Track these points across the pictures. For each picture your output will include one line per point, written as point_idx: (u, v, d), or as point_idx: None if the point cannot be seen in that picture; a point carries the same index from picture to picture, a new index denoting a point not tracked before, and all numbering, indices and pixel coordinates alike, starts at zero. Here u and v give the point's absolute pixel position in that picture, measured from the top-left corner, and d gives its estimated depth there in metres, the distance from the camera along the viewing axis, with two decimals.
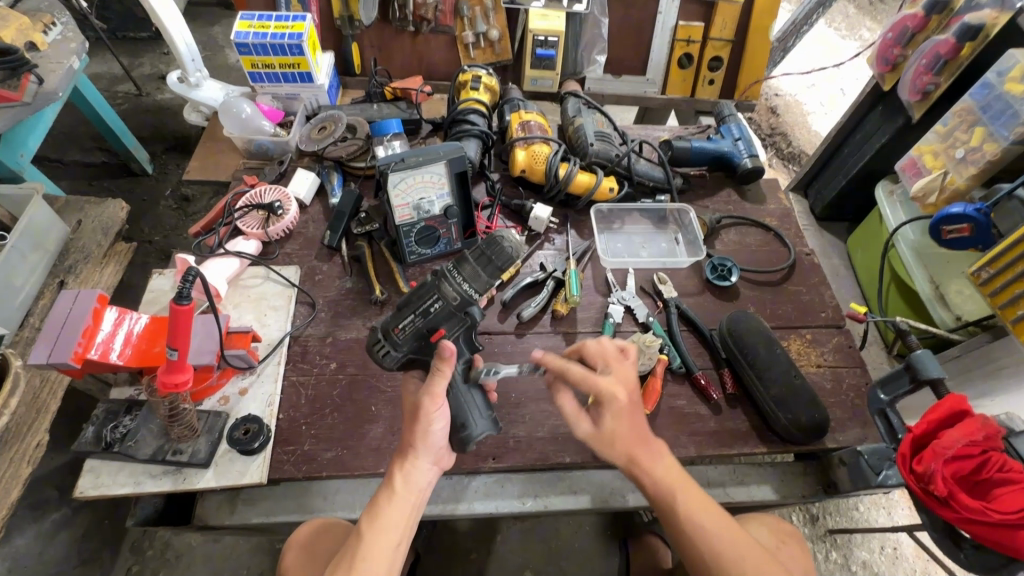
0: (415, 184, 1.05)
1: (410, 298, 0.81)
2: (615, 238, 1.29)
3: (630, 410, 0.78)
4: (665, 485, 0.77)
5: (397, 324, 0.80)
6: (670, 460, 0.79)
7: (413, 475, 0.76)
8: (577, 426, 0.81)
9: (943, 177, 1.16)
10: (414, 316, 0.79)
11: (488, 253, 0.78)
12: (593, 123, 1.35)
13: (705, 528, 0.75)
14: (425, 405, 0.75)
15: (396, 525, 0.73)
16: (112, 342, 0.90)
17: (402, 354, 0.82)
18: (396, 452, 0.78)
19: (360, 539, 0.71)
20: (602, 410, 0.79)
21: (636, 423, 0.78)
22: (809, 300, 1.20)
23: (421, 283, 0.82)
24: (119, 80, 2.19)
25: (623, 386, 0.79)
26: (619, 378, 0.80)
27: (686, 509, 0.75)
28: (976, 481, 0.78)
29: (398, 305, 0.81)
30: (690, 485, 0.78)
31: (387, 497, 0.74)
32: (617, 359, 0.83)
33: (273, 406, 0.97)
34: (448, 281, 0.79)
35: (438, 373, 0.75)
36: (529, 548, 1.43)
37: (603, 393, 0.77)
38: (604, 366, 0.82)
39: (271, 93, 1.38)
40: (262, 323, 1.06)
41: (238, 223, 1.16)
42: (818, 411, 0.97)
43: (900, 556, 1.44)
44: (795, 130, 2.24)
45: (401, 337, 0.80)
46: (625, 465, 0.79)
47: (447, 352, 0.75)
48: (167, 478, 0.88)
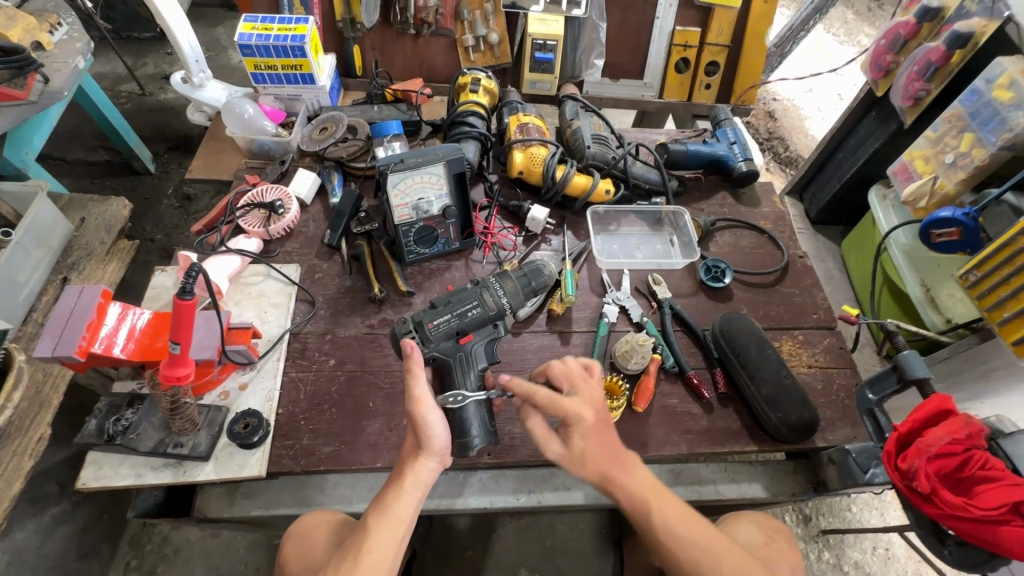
0: (414, 184, 1.07)
1: (450, 301, 0.94)
2: (611, 239, 1.31)
3: (598, 428, 0.77)
4: (639, 495, 0.78)
5: (432, 320, 0.91)
6: (641, 473, 0.79)
7: (420, 475, 0.77)
8: (549, 449, 0.79)
9: (933, 182, 1.18)
10: (451, 316, 0.92)
11: (526, 277, 1.01)
12: (590, 126, 1.37)
13: (682, 535, 0.77)
14: (416, 414, 0.75)
15: (402, 520, 0.74)
16: (115, 336, 0.92)
17: (430, 350, 0.90)
18: (403, 451, 0.80)
19: (367, 533, 0.73)
20: (570, 431, 0.77)
21: (607, 440, 0.78)
22: (802, 301, 1.22)
23: (461, 291, 0.97)
24: (123, 80, 2.21)
25: (590, 406, 0.77)
26: (586, 398, 0.79)
27: (662, 519, 0.77)
28: (959, 478, 0.79)
29: (438, 306, 0.94)
30: (662, 497, 0.79)
31: (394, 493, 0.76)
32: (582, 379, 0.81)
33: (272, 401, 0.99)
34: (489, 293, 0.96)
35: (408, 373, 0.76)
36: (525, 545, 1.45)
37: (569, 415, 0.76)
38: (569, 387, 0.81)
39: (273, 94, 1.40)
40: (262, 320, 1.08)
41: (240, 221, 1.18)
42: (808, 411, 0.99)
43: (892, 556, 1.46)
44: (793, 134, 2.27)
45: (435, 332, 0.90)
46: (599, 482, 0.78)
47: (408, 350, 0.76)
48: (167, 470, 0.90)
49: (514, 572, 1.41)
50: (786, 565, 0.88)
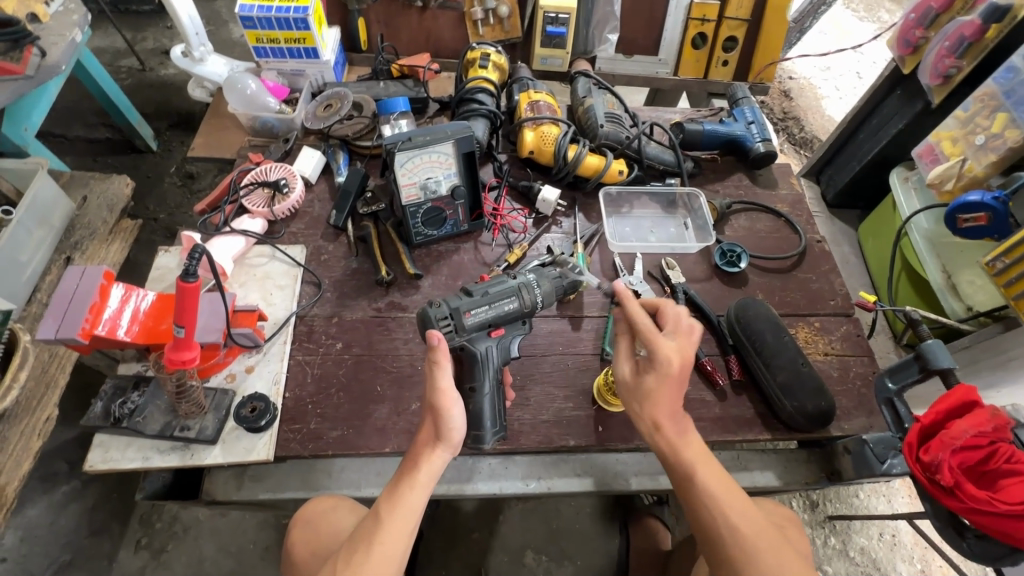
0: (423, 163, 1.04)
1: (488, 291, 0.89)
2: (623, 222, 1.28)
3: (675, 380, 0.79)
4: (688, 458, 0.77)
5: (469, 309, 0.86)
6: (695, 438, 0.80)
7: (434, 465, 0.76)
8: (619, 367, 0.85)
9: (961, 165, 1.14)
10: (489, 307, 0.87)
11: (560, 278, 0.96)
12: (603, 104, 1.33)
13: (722, 502, 0.74)
14: (438, 403, 0.76)
15: (413, 510, 0.74)
16: (119, 319, 0.90)
17: (460, 338, 0.86)
18: (417, 441, 0.78)
19: (380, 523, 0.72)
20: (648, 368, 0.80)
21: (678, 393, 0.79)
22: (819, 287, 1.19)
23: (500, 282, 0.92)
24: (122, 54, 2.16)
25: (680, 355, 0.80)
26: (678, 347, 0.80)
27: (705, 483, 0.76)
28: (983, 471, 0.77)
29: (474, 294, 0.89)
30: (710, 463, 0.78)
31: (407, 484, 0.75)
32: (686, 331, 0.82)
33: (279, 384, 0.97)
34: (528, 290, 0.91)
35: (433, 364, 0.76)
36: (531, 528, 1.45)
37: (656, 351, 0.79)
38: (670, 330, 0.83)
39: (276, 69, 1.35)
40: (268, 302, 1.06)
41: (243, 201, 1.16)
42: (824, 399, 0.97)
43: (898, 543, 1.45)
44: (808, 114, 2.20)
45: (470, 323, 0.86)
46: (649, 429, 0.81)
47: (436, 341, 0.76)
48: (174, 453, 0.89)
49: (520, 554, 1.41)
50: (806, 556, 0.85)
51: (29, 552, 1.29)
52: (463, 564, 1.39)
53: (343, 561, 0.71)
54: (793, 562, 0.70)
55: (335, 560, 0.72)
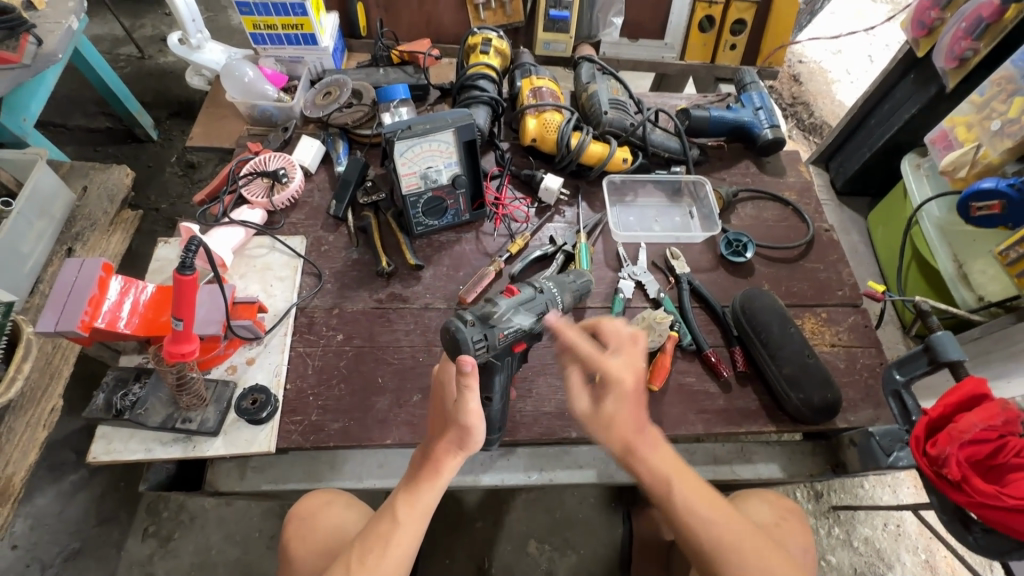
0: (422, 152, 1.02)
1: (517, 307, 0.84)
2: (627, 211, 1.26)
3: (635, 399, 0.77)
4: (661, 472, 0.77)
5: (505, 330, 0.81)
6: (665, 449, 0.79)
7: (451, 469, 0.77)
8: (576, 402, 0.80)
9: (976, 151, 1.11)
10: (522, 327, 0.83)
11: (574, 283, 0.96)
12: (607, 90, 1.30)
13: (704, 517, 0.76)
14: (468, 422, 0.73)
15: (426, 512, 0.75)
16: (118, 311, 0.89)
17: (488, 355, 0.80)
18: (435, 448, 0.76)
19: (397, 525, 0.74)
20: (605, 392, 0.78)
21: (639, 413, 0.78)
22: (826, 278, 1.16)
23: (527, 296, 0.87)
24: (122, 42, 2.14)
25: (632, 371, 0.78)
26: (628, 361, 0.79)
27: (684, 501, 0.76)
28: (992, 465, 0.76)
29: (505, 308, 0.83)
30: (685, 473, 0.78)
31: (428, 484, 0.75)
32: (630, 344, 0.81)
33: (280, 376, 0.97)
34: (552, 305, 0.90)
35: (466, 388, 0.70)
36: (534, 517, 1.45)
37: (609, 374, 0.77)
38: (615, 346, 0.81)
39: (274, 56, 1.33)
40: (268, 293, 1.06)
41: (242, 191, 1.14)
42: (831, 391, 0.96)
43: (903, 533, 1.45)
44: (818, 99, 2.15)
45: (504, 341, 0.81)
46: (621, 453, 0.78)
47: (468, 367, 0.68)
48: (176, 445, 0.90)
49: (524, 543, 1.42)
50: (799, 545, 0.90)
51: (40, 539, 1.31)
52: (467, 553, 1.40)
53: (356, 563, 0.72)
54: (776, 563, 0.74)
55: (348, 557, 0.73)
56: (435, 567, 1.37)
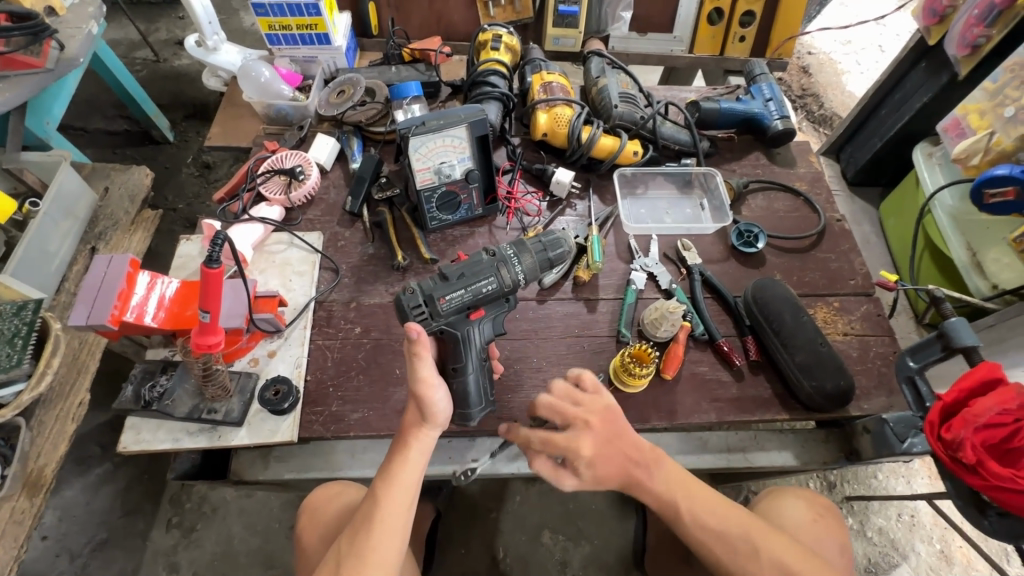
0: (436, 147, 1.05)
1: (464, 274, 0.87)
2: (638, 204, 1.27)
3: (602, 454, 0.81)
4: (665, 494, 0.82)
5: (444, 295, 0.85)
6: (668, 471, 0.83)
7: (424, 442, 0.78)
8: (564, 484, 0.83)
9: (989, 138, 1.11)
10: (466, 292, 0.86)
11: (542, 250, 0.93)
12: (617, 84, 1.31)
13: (714, 528, 0.80)
14: (422, 392, 0.75)
15: (410, 485, 0.75)
16: (146, 305, 0.92)
17: (438, 323, 0.86)
18: (404, 422, 0.78)
19: (378, 502, 0.74)
20: (575, 466, 0.81)
21: (618, 457, 0.82)
22: (838, 267, 1.17)
23: (476, 262, 0.89)
24: (137, 46, 2.18)
25: (589, 437, 0.81)
26: (580, 427, 0.82)
27: (691, 512, 0.81)
28: (1008, 449, 0.75)
29: (450, 278, 0.87)
30: (691, 489, 0.82)
31: (399, 461, 0.76)
32: (572, 399, 0.84)
33: (300, 367, 1.00)
34: (506, 268, 0.89)
35: (415, 356, 0.74)
36: (548, 508, 1.47)
37: (567, 450, 0.81)
38: (564, 418, 0.83)
39: (289, 56, 1.35)
40: (287, 288, 1.08)
41: (260, 188, 1.17)
42: (843, 378, 0.96)
43: (918, 523, 1.45)
44: (829, 90, 2.14)
45: (446, 308, 0.85)
46: (625, 487, 0.83)
47: (415, 334, 0.72)
48: (202, 435, 0.92)
49: (538, 534, 1.44)
50: (833, 543, 0.92)
51: (67, 530, 1.36)
52: (481, 544, 1.42)
53: (347, 545, 0.72)
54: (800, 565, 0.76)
55: (339, 540, 0.74)
56: (450, 557, 1.40)
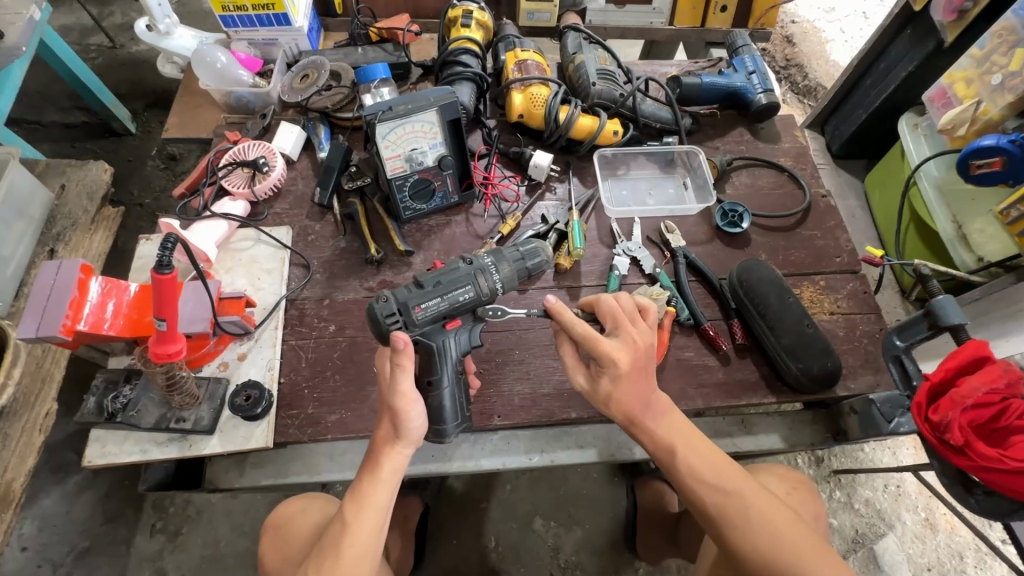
0: (405, 134, 0.99)
1: (441, 281, 0.81)
2: (620, 185, 1.23)
3: (633, 377, 0.76)
4: (665, 441, 0.77)
5: (420, 304, 0.78)
6: (675, 420, 0.78)
7: (397, 461, 0.74)
8: (575, 380, 0.81)
9: (975, 108, 1.08)
10: (442, 300, 0.79)
11: (521, 259, 0.87)
12: (595, 60, 1.25)
13: (709, 482, 0.74)
14: (399, 404, 0.72)
15: (382, 508, 0.72)
16: (102, 313, 0.87)
17: (413, 334, 0.80)
18: (377, 437, 0.75)
19: (345, 525, 0.70)
20: (601, 372, 0.77)
21: (642, 388, 0.77)
22: (824, 245, 1.14)
23: (453, 269, 0.83)
24: (90, 31, 2.06)
25: (628, 351, 0.76)
26: (625, 342, 0.76)
27: (687, 465, 0.75)
28: (993, 429, 0.76)
29: (425, 285, 0.81)
30: (693, 443, 0.77)
31: (370, 482, 0.73)
32: (630, 321, 0.79)
33: (273, 370, 0.96)
34: (484, 276, 0.83)
35: (398, 368, 0.72)
36: (539, 495, 1.47)
37: (603, 357, 0.75)
38: (614, 325, 0.79)
39: (247, 39, 1.27)
40: (256, 287, 1.03)
41: (222, 182, 1.11)
42: (831, 359, 0.95)
43: (903, 493, 1.47)
44: (813, 61, 2.09)
45: (421, 317, 0.78)
46: (625, 424, 0.79)
47: (402, 344, 0.71)
48: (172, 445, 0.89)
49: (530, 521, 1.43)
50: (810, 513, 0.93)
51: (48, 541, 1.31)
52: (474, 533, 1.41)
53: (314, 568, 0.69)
54: (792, 533, 0.70)
55: (308, 563, 0.71)
56: (442, 548, 1.39)
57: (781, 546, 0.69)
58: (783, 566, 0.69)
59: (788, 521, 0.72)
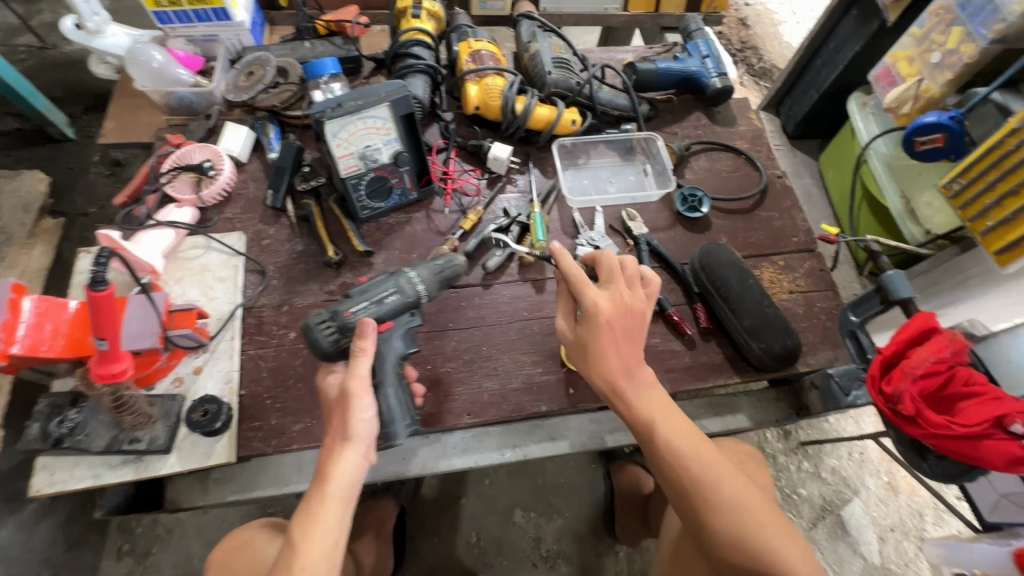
0: (356, 131, 0.96)
1: (365, 288, 0.83)
2: (581, 174, 1.22)
3: (619, 329, 0.77)
4: (643, 414, 0.76)
5: (348, 309, 0.80)
6: (655, 393, 0.78)
7: (346, 469, 0.70)
8: (561, 325, 0.84)
9: (918, 86, 1.11)
10: (369, 303, 0.81)
11: (441, 266, 0.88)
12: (549, 48, 1.23)
13: (686, 456, 0.74)
14: (354, 391, 0.71)
15: (331, 525, 0.67)
16: (40, 334, 0.82)
17: (348, 342, 0.80)
18: (326, 446, 0.72)
19: (295, 549, 0.66)
20: (582, 319, 0.79)
21: (627, 347, 0.77)
22: (781, 225, 1.17)
23: (377, 277, 0.86)
24: (17, 31, 1.92)
25: (611, 304, 0.77)
26: (613, 295, 0.78)
27: (666, 438, 0.75)
28: (942, 397, 0.79)
29: (353, 294, 0.83)
30: (670, 416, 0.76)
31: (318, 499, 0.68)
32: (625, 283, 0.80)
33: (231, 383, 0.92)
34: (406, 276, 0.85)
35: (358, 352, 0.73)
36: (519, 487, 1.47)
37: (586, 301, 0.78)
38: (607, 280, 0.81)
39: (184, 36, 1.21)
40: (208, 297, 0.99)
41: (166, 189, 1.05)
42: (790, 338, 0.97)
43: (867, 459, 1.53)
44: (767, 42, 2.12)
45: (352, 321, 0.79)
46: (608, 391, 0.78)
47: (366, 330, 0.74)
48: (127, 467, 0.85)
49: (510, 513, 1.43)
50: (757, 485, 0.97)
51: None
52: (455, 531, 1.41)
53: None
54: (759, 509, 0.71)
55: None
56: (424, 547, 1.38)
57: (747, 520, 0.70)
58: (750, 538, 0.70)
59: (755, 495, 0.73)
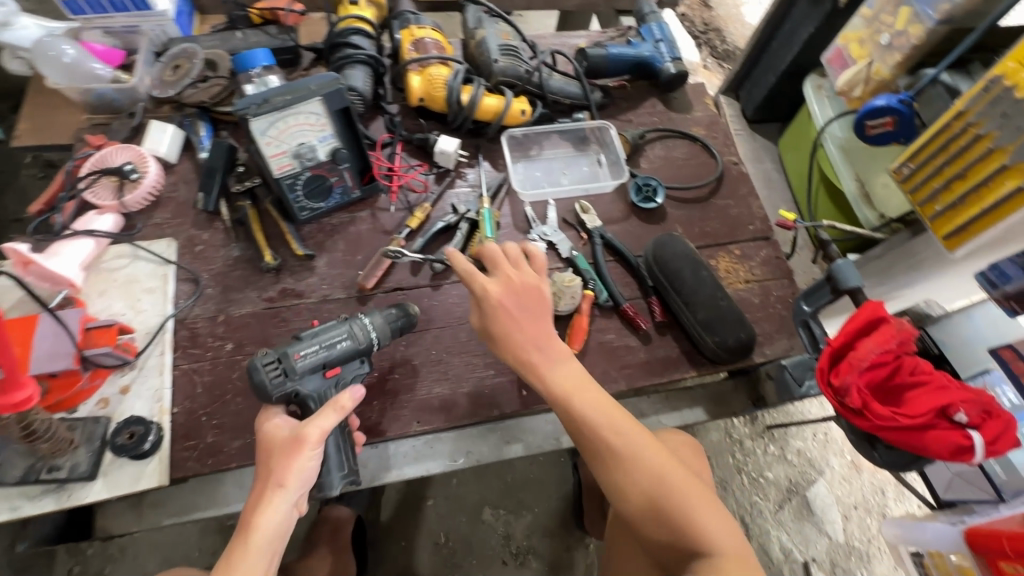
0: (287, 128, 0.90)
1: (318, 331, 0.81)
2: (534, 166, 1.18)
3: (515, 312, 0.79)
4: (559, 390, 0.76)
5: (298, 351, 0.77)
6: (571, 370, 0.78)
7: (270, 525, 0.66)
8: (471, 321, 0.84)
9: (869, 69, 1.11)
10: (320, 348, 0.78)
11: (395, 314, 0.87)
12: (497, 35, 1.18)
13: (601, 427, 0.73)
14: (309, 438, 0.69)
15: None
16: None
17: (293, 384, 0.76)
18: (255, 489, 0.68)
19: None
20: (481, 309, 0.81)
21: (533, 328, 0.79)
22: (737, 213, 1.15)
23: (330, 322, 0.83)
24: None
25: (504, 287, 0.79)
26: (502, 279, 0.80)
27: (580, 410, 0.74)
28: (888, 387, 0.78)
29: (304, 336, 0.80)
30: (586, 389, 0.76)
31: (240, 551, 0.65)
32: (512, 265, 0.82)
33: (162, 402, 0.87)
34: (358, 323, 0.83)
35: (335, 407, 0.72)
36: (486, 485, 1.45)
37: (477, 289, 0.79)
38: (492, 267, 0.83)
39: (101, 27, 1.13)
40: (136, 310, 0.93)
41: (85, 196, 0.98)
42: (744, 330, 0.95)
43: (831, 440, 1.54)
44: (729, 24, 2.09)
45: (300, 364, 0.76)
46: (524, 373, 0.78)
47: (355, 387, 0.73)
48: (48, 497, 0.80)
49: (478, 512, 1.41)
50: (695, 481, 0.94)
51: None
52: (422, 533, 1.38)
53: None
54: (676, 476, 0.70)
55: None
56: (390, 552, 1.36)
57: (662, 487, 0.69)
58: (665, 505, 0.68)
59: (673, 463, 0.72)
